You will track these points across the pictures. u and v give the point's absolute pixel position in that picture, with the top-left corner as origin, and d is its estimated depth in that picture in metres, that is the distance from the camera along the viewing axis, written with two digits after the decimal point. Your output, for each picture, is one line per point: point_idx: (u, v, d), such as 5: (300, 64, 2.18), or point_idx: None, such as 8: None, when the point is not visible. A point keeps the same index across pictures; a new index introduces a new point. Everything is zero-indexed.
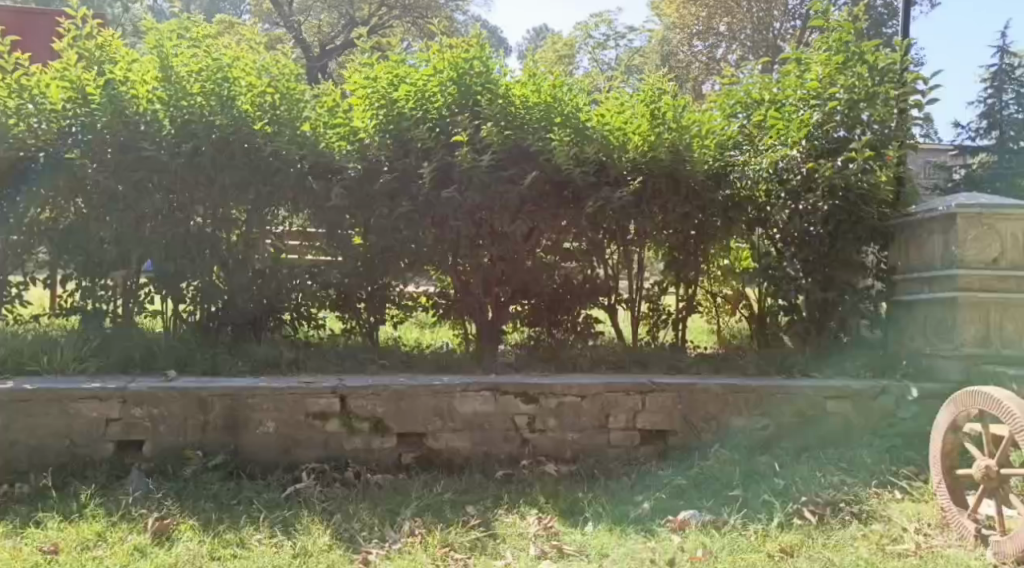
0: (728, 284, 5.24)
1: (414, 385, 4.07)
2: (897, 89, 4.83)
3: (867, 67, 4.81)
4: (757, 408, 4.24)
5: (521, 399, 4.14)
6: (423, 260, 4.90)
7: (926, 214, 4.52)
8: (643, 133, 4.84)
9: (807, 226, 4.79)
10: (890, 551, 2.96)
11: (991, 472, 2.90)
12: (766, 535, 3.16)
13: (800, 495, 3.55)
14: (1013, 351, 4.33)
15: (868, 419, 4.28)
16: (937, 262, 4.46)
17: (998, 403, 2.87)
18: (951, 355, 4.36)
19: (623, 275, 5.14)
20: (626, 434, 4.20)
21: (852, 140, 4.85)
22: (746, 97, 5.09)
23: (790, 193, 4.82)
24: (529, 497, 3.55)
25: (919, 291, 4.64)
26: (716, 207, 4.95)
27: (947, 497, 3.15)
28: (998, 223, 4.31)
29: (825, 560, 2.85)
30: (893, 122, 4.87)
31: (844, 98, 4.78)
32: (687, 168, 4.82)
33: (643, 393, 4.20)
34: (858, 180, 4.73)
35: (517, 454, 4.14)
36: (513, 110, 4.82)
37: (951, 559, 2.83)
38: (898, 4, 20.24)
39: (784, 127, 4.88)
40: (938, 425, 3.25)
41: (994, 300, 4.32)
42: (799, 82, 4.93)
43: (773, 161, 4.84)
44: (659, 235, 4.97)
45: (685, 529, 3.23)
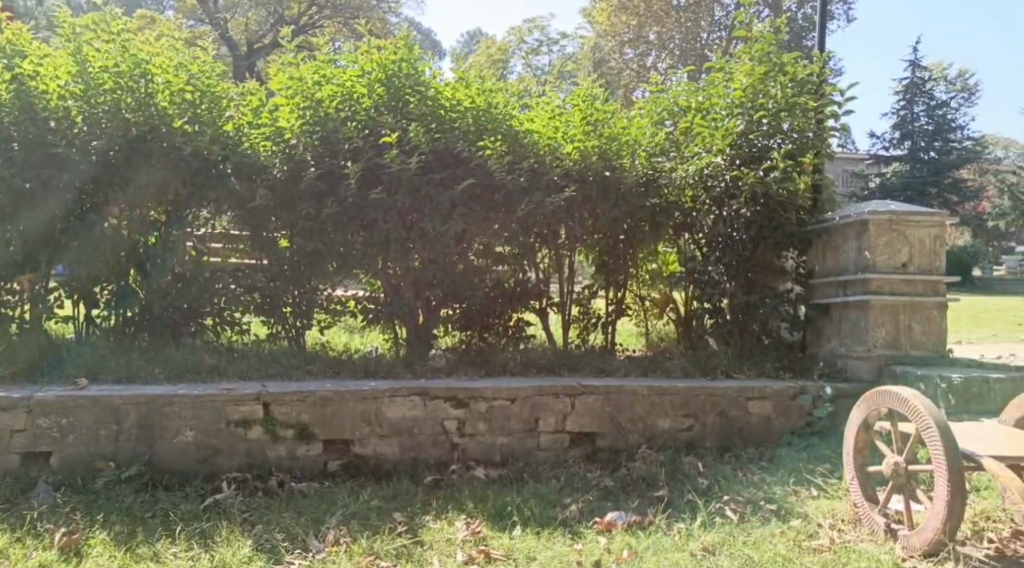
0: (655, 288, 5.37)
1: (340, 390, 4.01)
2: (816, 100, 5.00)
3: (788, 77, 4.95)
4: (682, 409, 4.32)
5: (451, 404, 4.13)
6: (351, 262, 4.83)
7: (841, 220, 4.68)
8: (574, 139, 4.91)
9: (731, 231, 4.94)
10: (806, 546, 3.06)
11: (899, 469, 3.01)
12: (689, 534, 3.22)
13: (722, 494, 3.64)
14: (920, 352, 4.54)
15: (787, 419, 4.41)
16: (850, 266, 4.63)
17: (906, 402, 2.98)
18: (864, 356, 4.54)
19: (554, 278, 5.19)
20: (555, 437, 4.22)
21: (773, 148, 5.00)
22: (673, 104, 5.17)
23: (714, 201, 4.98)
24: (457, 502, 3.53)
25: (834, 294, 4.81)
26: (644, 213, 5.02)
27: (859, 492, 3.26)
28: (906, 228, 4.52)
29: (746, 558, 2.93)
30: (813, 132, 5.01)
31: (768, 109, 4.94)
32: (615, 175, 4.93)
33: (572, 396, 4.23)
34: (780, 188, 4.86)
35: (447, 459, 4.13)
36: (443, 113, 4.82)
37: (863, 554, 2.94)
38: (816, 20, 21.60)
39: (709, 135, 4.99)
40: (850, 423, 3.35)
41: (903, 303, 4.52)
42: (724, 91, 5.04)
43: (699, 168, 4.93)
44: (589, 239, 5.05)
45: (612, 530, 3.27)
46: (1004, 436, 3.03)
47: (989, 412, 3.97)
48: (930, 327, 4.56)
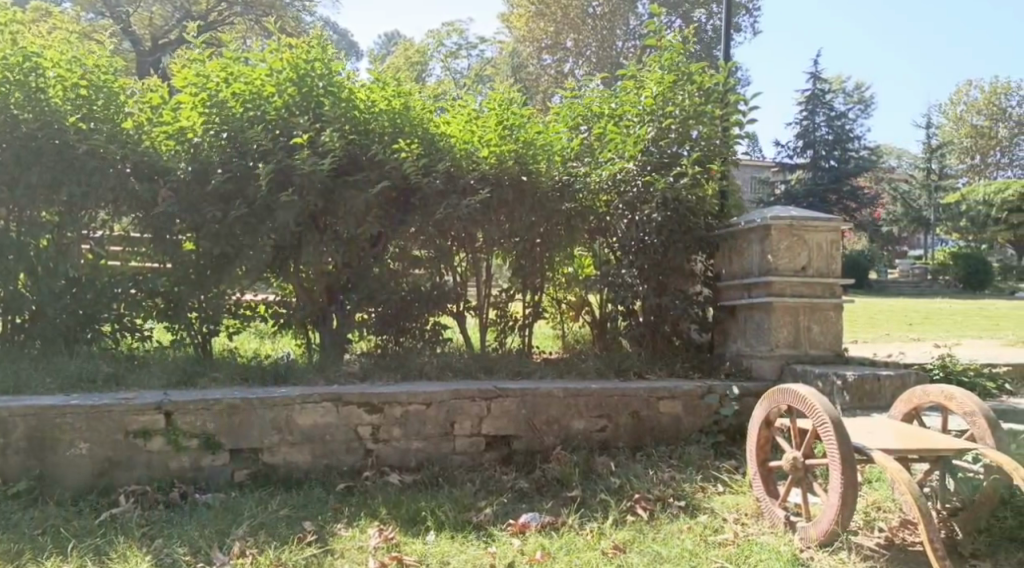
0: (571, 291, 5.40)
1: (249, 398, 3.89)
2: (722, 109, 5.17)
3: (696, 87, 5.09)
4: (596, 410, 4.38)
5: (365, 409, 4.08)
6: (261, 266, 4.70)
7: (746, 225, 4.86)
8: (490, 144, 4.90)
9: (643, 236, 5.05)
10: (712, 541, 3.15)
11: (798, 463, 3.16)
12: (601, 533, 3.28)
13: (633, 492, 3.72)
14: (819, 351, 4.75)
15: (696, 418, 4.52)
16: (755, 269, 4.82)
17: (803, 399, 3.13)
18: (767, 356, 4.73)
19: (471, 282, 5.19)
20: (471, 441, 4.22)
21: (683, 155, 5.15)
22: (587, 110, 5.24)
23: (627, 205, 5.08)
24: (369, 510, 3.49)
25: (739, 296, 4.99)
26: (560, 217, 5.08)
27: (761, 488, 3.40)
28: (805, 233, 4.72)
29: (655, 554, 3.00)
30: (720, 140, 5.19)
31: (677, 116, 5.08)
32: (532, 180, 4.98)
33: (488, 399, 4.24)
34: (689, 193, 5.05)
35: (360, 465, 4.07)
36: (357, 115, 4.75)
37: (764, 546, 3.05)
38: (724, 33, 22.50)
39: (621, 141, 5.07)
40: (754, 421, 3.48)
41: (803, 304, 4.72)
42: (636, 98, 5.15)
43: (611, 174, 5.08)
44: (506, 243, 5.06)
45: (525, 532, 3.28)
46: (895, 430, 3.19)
47: (881, 407, 4.17)
48: (828, 328, 4.77)
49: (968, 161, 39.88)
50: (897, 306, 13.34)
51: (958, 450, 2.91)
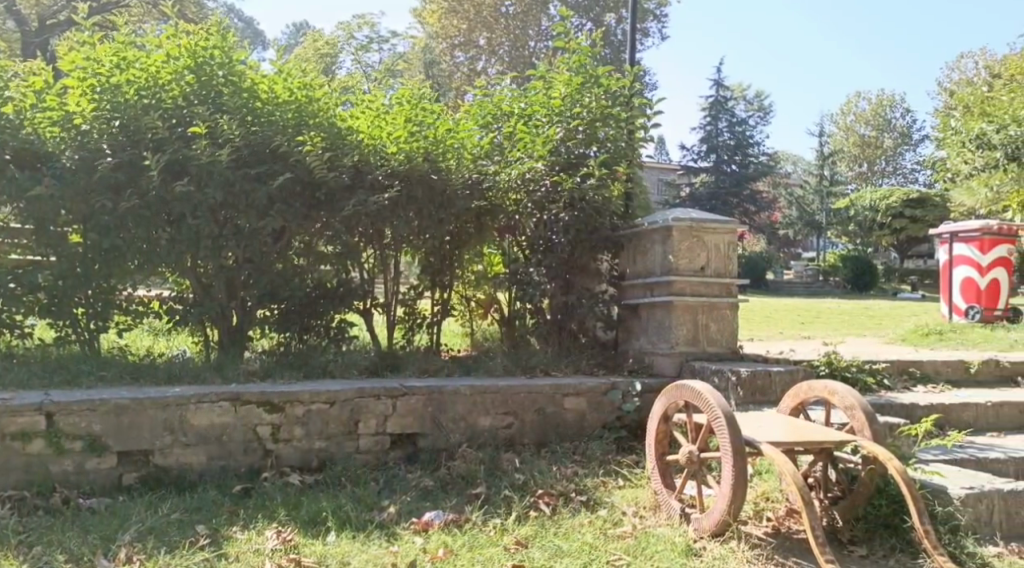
0: (480, 289, 5.43)
1: (138, 399, 3.74)
2: (627, 112, 5.26)
3: (603, 90, 5.19)
4: (501, 408, 4.40)
5: (264, 408, 3.97)
6: (156, 260, 4.53)
7: (648, 226, 4.98)
8: (398, 140, 4.85)
9: (551, 234, 5.13)
10: (611, 534, 3.23)
11: (693, 457, 3.28)
12: (504, 529, 3.30)
13: (536, 487, 3.77)
14: (716, 349, 4.92)
15: (600, 414, 4.60)
16: (656, 269, 4.95)
17: (699, 395, 3.24)
18: (667, 354, 4.87)
19: (378, 279, 5.10)
20: (375, 439, 4.17)
21: (590, 156, 5.23)
22: (497, 109, 5.26)
23: (536, 205, 5.12)
24: (267, 511, 3.40)
25: (642, 295, 5.13)
26: (470, 214, 5.08)
27: (659, 481, 3.51)
28: (704, 235, 4.88)
29: (556, 548, 3.04)
30: (626, 142, 5.28)
31: (584, 118, 5.15)
32: (441, 179, 4.93)
33: (394, 398, 4.21)
34: (595, 194, 5.10)
35: (259, 466, 3.97)
36: (259, 105, 4.63)
37: (660, 538, 3.15)
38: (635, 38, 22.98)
39: (530, 140, 5.12)
40: (652, 416, 3.60)
41: (701, 303, 4.88)
42: (545, 99, 5.21)
43: (520, 172, 5.10)
44: (415, 241, 5.00)
45: (428, 530, 3.28)
46: (783, 424, 3.35)
47: (771, 401, 4.37)
48: (725, 326, 4.95)
49: (857, 168, 42.16)
50: (788, 305, 14.13)
51: (839, 441, 3.07)
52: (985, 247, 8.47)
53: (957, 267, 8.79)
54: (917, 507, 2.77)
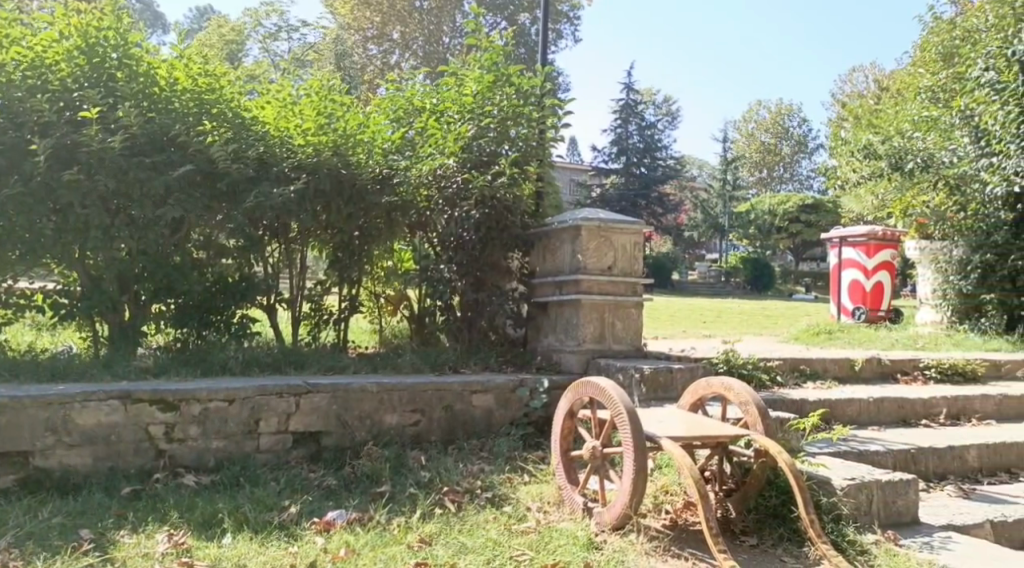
0: (390, 285, 5.40)
1: (17, 397, 3.55)
2: (538, 111, 5.28)
3: (514, 89, 5.20)
4: (408, 405, 4.35)
5: (158, 407, 3.82)
6: (40, 251, 4.30)
7: (558, 224, 5.02)
8: (306, 133, 4.77)
9: (462, 231, 5.06)
10: (515, 529, 3.25)
11: (596, 452, 3.34)
12: (408, 527, 3.27)
13: (442, 485, 3.74)
14: (622, 346, 4.99)
15: (507, 410, 4.59)
16: (565, 267, 5.00)
17: (603, 391, 3.30)
18: (574, 351, 4.91)
19: (284, 274, 4.99)
20: (277, 438, 4.05)
21: (502, 154, 5.20)
22: (408, 104, 5.22)
23: (447, 201, 5.07)
24: (159, 514, 3.26)
25: (551, 294, 5.15)
26: (379, 210, 4.96)
27: (563, 476, 3.55)
28: (611, 235, 4.95)
29: (459, 545, 3.04)
30: (538, 142, 5.30)
31: (497, 116, 5.15)
32: (351, 172, 4.83)
33: (297, 396, 4.10)
34: (506, 193, 5.08)
35: (150, 467, 3.81)
36: (157, 92, 4.46)
37: (563, 532, 3.19)
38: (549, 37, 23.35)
39: (442, 137, 5.06)
40: (558, 411, 3.64)
41: (608, 302, 4.93)
42: (456, 95, 5.18)
43: (432, 169, 5.01)
44: (321, 234, 4.92)
45: (330, 529, 3.21)
46: (682, 419, 3.45)
47: (672, 397, 4.51)
48: (631, 324, 5.01)
49: (757, 174, 44.03)
50: (700, 305, 14.61)
51: (734, 436, 3.20)
52: (870, 251, 8.93)
53: (845, 269, 9.26)
54: (802, 497, 2.93)
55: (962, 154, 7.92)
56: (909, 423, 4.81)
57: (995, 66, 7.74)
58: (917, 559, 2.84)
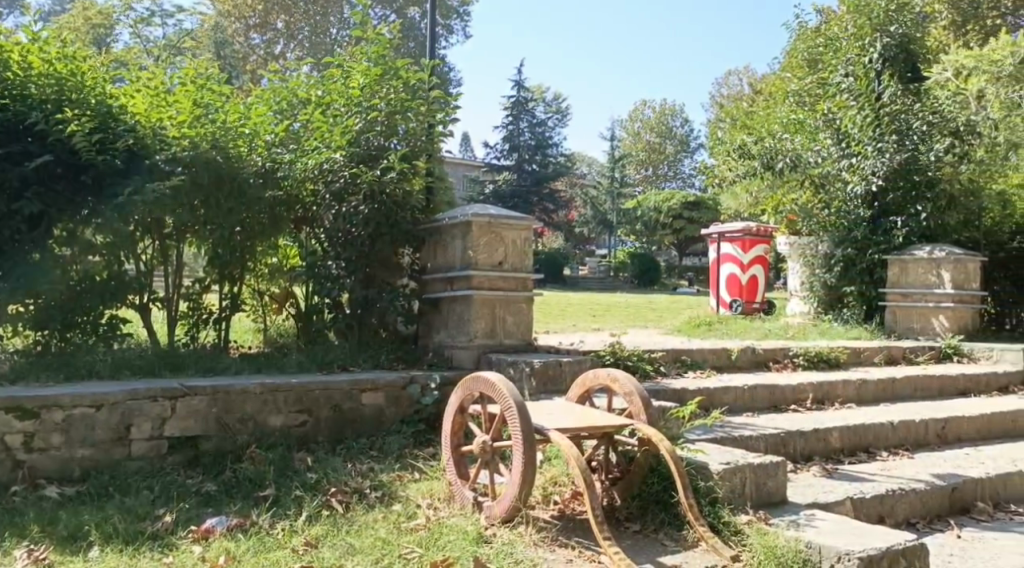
0: (274, 283, 5.23)
1: None
2: (427, 106, 5.19)
3: (402, 82, 5.09)
4: (294, 406, 4.21)
5: (15, 415, 3.57)
6: None
7: (449, 220, 4.99)
8: (181, 124, 4.50)
9: (350, 227, 4.95)
10: (404, 527, 3.22)
11: (486, 447, 3.35)
12: (292, 530, 3.18)
13: (329, 486, 3.65)
14: (513, 341, 5.01)
15: (398, 408, 4.51)
16: (456, 264, 4.98)
17: (493, 386, 3.32)
18: (465, 346, 4.89)
19: (159, 271, 4.75)
20: (150, 444, 3.86)
21: (390, 149, 5.13)
22: (292, 96, 5.08)
23: (335, 196, 4.99)
24: (18, 529, 3.05)
25: (441, 290, 5.10)
26: (263, 205, 4.82)
27: (453, 471, 3.55)
28: (501, 231, 4.97)
29: (347, 546, 2.98)
30: (427, 137, 5.25)
31: (384, 110, 5.05)
32: (231, 166, 4.65)
33: (173, 399, 3.91)
34: (395, 187, 5.04)
35: (8, 479, 3.58)
36: (11, 76, 4.20)
37: (453, 527, 3.18)
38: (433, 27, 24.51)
39: (328, 131, 4.99)
40: (449, 406, 3.62)
41: (498, 297, 4.94)
42: (342, 88, 5.06)
43: (317, 163, 4.95)
44: (201, 230, 4.68)
45: (209, 537, 3.09)
46: (570, 411, 3.51)
47: (560, 390, 4.58)
48: (521, 319, 5.05)
49: (643, 172, 45.43)
50: (610, 300, 14.65)
51: (619, 426, 3.29)
52: (745, 246, 9.44)
53: (723, 264, 9.75)
54: (682, 482, 3.05)
55: (826, 155, 8.51)
56: (779, 408, 5.09)
57: (854, 74, 8.47)
58: (784, 537, 3.00)
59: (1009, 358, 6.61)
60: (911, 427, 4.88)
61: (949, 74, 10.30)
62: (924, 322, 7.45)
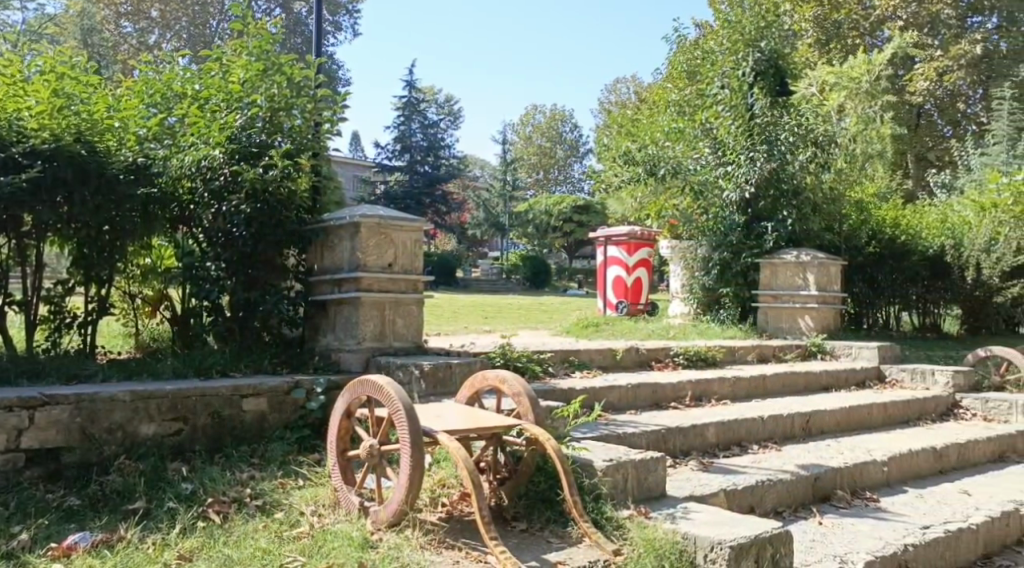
0: (147, 285, 5.00)
1: None
2: (311, 104, 5.07)
3: (285, 78, 4.95)
4: (168, 413, 4.01)
5: None
6: None
7: (336, 221, 4.90)
8: (41, 116, 4.27)
9: (231, 227, 4.76)
10: (286, 536, 3.13)
11: (373, 450, 3.30)
12: (165, 544, 3.04)
13: (206, 496, 3.51)
14: (402, 344, 4.96)
15: (281, 414, 4.36)
16: (344, 265, 4.88)
17: (381, 389, 3.27)
18: (353, 349, 4.80)
19: (16, 272, 4.47)
20: (6, 458, 3.59)
21: (274, 146, 4.96)
22: (167, 89, 4.91)
23: (213, 194, 4.79)
24: None
25: (328, 292, 4.98)
26: (134, 202, 4.52)
27: (338, 476, 3.47)
28: (390, 232, 4.90)
29: (224, 558, 2.87)
30: (312, 136, 5.11)
31: (265, 106, 4.90)
32: (98, 161, 4.36)
33: (30, 409, 3.65)
34: (278, 186, 4.84)
35: None
36: None
37: (338, 534, 3.12)
38: (309, 21, 24.89)
39: (206, 126, 4.79)
40: (335, 411, 3.54)
41: (388, 299, 4.89)
42: (222, 83, 4.92)
43: (195, 160, 4.73)
44: (64, 229, 4.33)
45: (71, 554, 2.91)
46: (459, 413, 3.52)
47: (450, 392, 4.57)
48: (411, 321, 5.02)
49: (534, 176, 46.11)
50: (501, 302, 15.18)
51: (506, 426, 3.33)
52: (630, 249, 9.75)
53: (610, 267, 10.04)
54: (568, 479, 3.13)
55: (704, 162, 8.94)
56: (661, 405, 5.29)
57: (729, 86, 8.91)
58: (663, 529, 3.13)
59: (865, 355, 7.11)
60: (779, 420, 5.17)
61: (813, 88, 11.00)
62: (792, 322, 7.90)
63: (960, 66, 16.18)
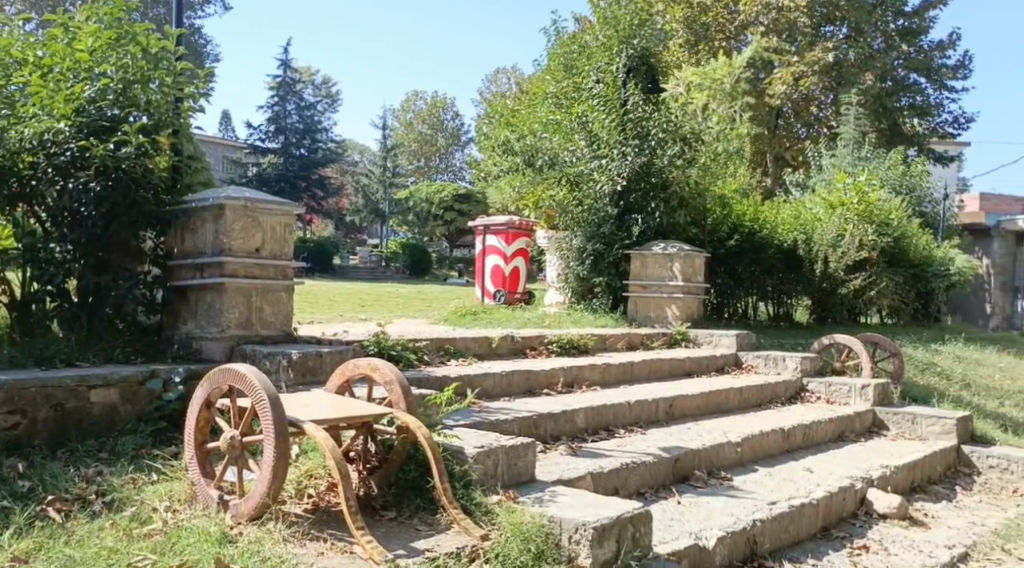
0: None
1: None
2: (172, 78, 4.80)
3: (140, 49, 4.66)
4: (3, 406, 3.67)
5: None
6: None
7: (199, 204, 4.66)
8: None
9: (78, 205, 4.42)
10: (136, 534, 2.96)
11: (235, 442, 3.15)
12: None
13: (46, 494, 3.26)
14: (269, 331, 4.78)
15: (134, 406, 4.11)
16: (206, 249, 4.65)
17: (243, 378, 3.13)
18: (215, 337, 4.58)
19: None
20: None
21: (128, 121, 4.67)
22: (4, 55, 4.52)
23: (57, 170, 4.42)
24: None
25: (189, 278, 4.73)
26: None
27: (196, 469, 3.31)
28: (257, 216, 4.70)
29: (64, 560, 2.69)
30: (171, 110, 4.84)
31: (116, 77, 4.59)
32: None
33: None
34: (133, 163, 4.54)
35: None
36: None
37: (193, 530, 2.98)
38: None
39: (48, 96, 4.42)
40: (194, 402, 3.37)
41: (255, 286, 4.70)
42: (65, 50, 4.53)
43: (37, 132, 4.38)
44: None
45: None
46: (329, 403, 3.43)
47: (320, 380, 4.46)
48: (279, 308, 4.84)
49: (415, 164, 45.63)
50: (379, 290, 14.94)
51: (376, 415, 3.29)
52: (508, 239, 9.83)
53: (487, 256, 10.11)
54: (438, 467, 3.14)
55: (580, 155, 9.12)
56: (534, 391, 5.37)
57: (603, 81, 9.17)
58: (529, 513, 3.16)
59: (725, 343, 7.51)
60: (644, 407, 5.37)
61: (682, 86, 11.47)
62: (659, 311, 8.22)
63: (813, 71, 17.35)
